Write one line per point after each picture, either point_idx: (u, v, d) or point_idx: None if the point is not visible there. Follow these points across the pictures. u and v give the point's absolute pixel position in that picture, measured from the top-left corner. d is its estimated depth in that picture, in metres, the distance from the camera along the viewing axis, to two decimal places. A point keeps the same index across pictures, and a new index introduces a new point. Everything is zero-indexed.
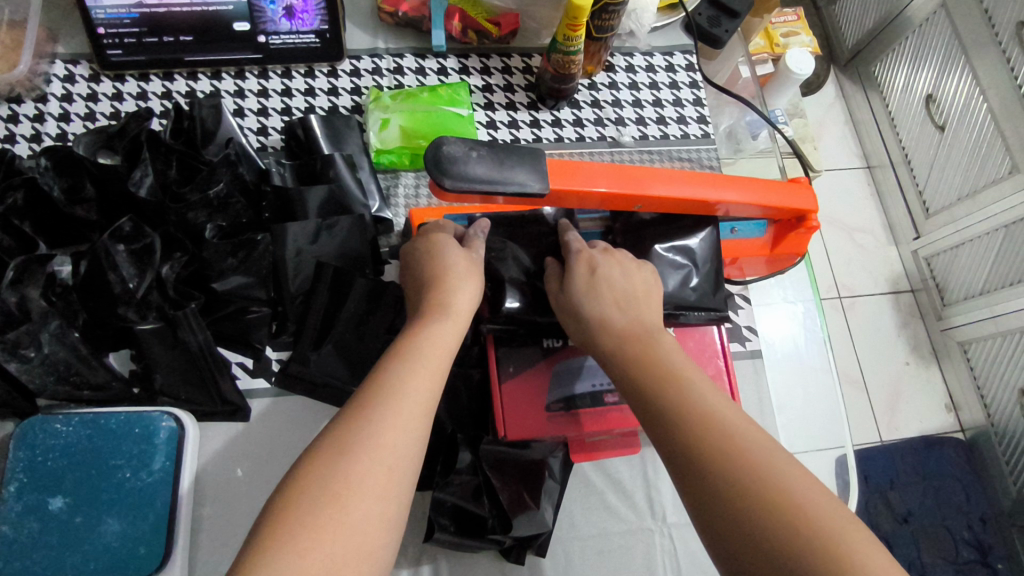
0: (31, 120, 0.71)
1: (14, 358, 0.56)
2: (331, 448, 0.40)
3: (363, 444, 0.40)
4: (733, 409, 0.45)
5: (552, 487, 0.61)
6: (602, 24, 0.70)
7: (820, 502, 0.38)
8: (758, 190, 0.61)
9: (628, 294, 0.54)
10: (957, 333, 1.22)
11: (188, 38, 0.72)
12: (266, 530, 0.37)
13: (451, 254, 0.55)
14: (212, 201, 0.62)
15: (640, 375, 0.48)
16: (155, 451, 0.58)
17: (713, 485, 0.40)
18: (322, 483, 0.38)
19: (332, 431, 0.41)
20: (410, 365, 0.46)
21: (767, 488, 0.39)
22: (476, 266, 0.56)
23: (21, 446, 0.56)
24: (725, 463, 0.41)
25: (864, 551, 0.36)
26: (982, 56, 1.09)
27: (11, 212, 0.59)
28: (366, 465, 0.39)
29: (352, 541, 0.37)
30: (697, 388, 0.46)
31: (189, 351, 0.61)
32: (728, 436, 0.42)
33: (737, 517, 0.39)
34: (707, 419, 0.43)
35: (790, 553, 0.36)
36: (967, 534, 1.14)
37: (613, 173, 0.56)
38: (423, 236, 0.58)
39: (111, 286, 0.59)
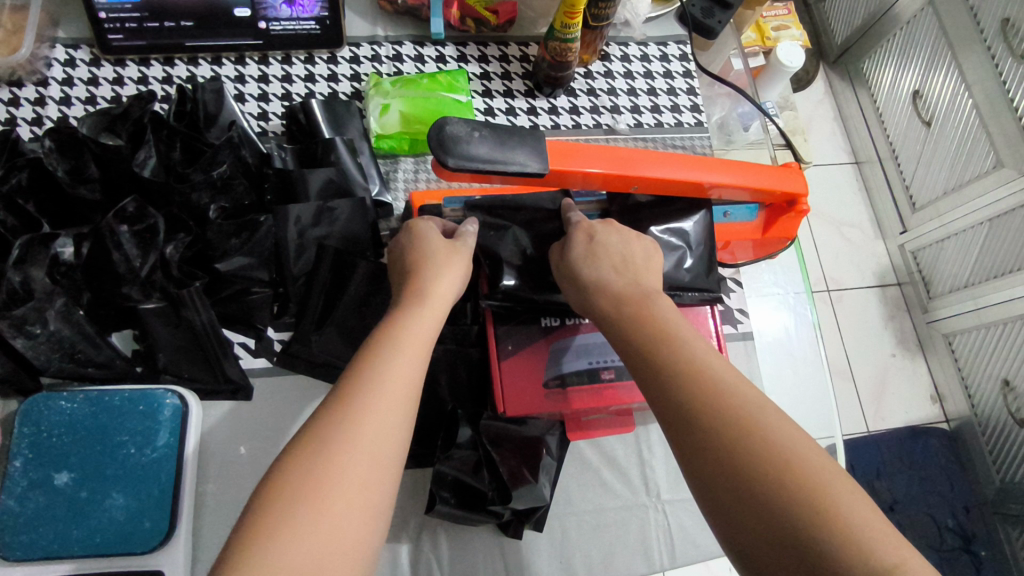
0: (32, 103, 0.71)
1: (21, 334, 0.56)
2: (312, 439, 0.40)
3: (348, 430, 0.41)
4: (725, 367, 0.46)
5: (549, 464, 0.63)
6: (599, 13, 0.71)
7: (809, 457, 0.40)
8: (749, 172, 0.63)
9: (625, 261, 0.56)
10: (942, 325, 1.25)
11: (189, 24, 0.72)
12: (251, 521, 0.37)
13: (432, 245, 0.56)
14: (215, 181, 0.63)
15: (635, 336, 0.50)
16: (159, 427, 0.59)
17: (707, 443, 0.42)
18: (307, 472, 0.39)
19: (316, 419, 0.42)
20: (389, 350, 0.46)
21: (759, 444, 0.41)
22: (457, 257, 0.56)
23: (26, 423, 0.57)
24: (716, 424, 0.42)
25: (851, 500, 0.38)
26: (967, 54, 1.12)
27: (15, 193, 0.60)
28: (351, 451, 0.40)
29: (338, 531, 0.37)
30: (688, 347, 0.48)
31: (193, 329, 0.62)
32: (719, 395, 0.44)
33: (730, 472, 0.40)
34: (699, 379, 0.45)
35: (783, 503, 0.38)
36: (951, 521, 1.16)
37: (610, 156, 0.58)
38: (405, 229, 0.58)
39: (116, 265, 0.59)
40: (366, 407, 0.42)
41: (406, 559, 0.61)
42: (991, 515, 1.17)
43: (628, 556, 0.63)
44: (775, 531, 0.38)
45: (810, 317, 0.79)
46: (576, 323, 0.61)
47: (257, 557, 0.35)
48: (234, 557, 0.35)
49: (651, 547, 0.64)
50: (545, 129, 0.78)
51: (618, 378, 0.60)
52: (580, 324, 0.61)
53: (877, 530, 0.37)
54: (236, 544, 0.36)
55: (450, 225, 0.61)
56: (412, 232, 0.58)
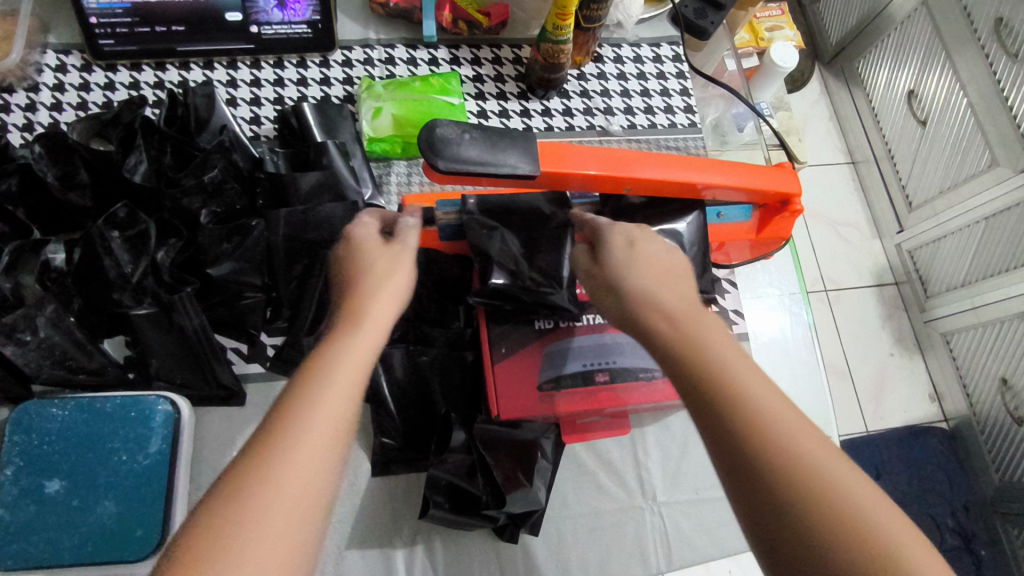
0: (23, 109, 0.71)
1: (11, 341, 0.56)
2: (250, 473, 0.36)
3: (290, 459, 0.37)
4: (750, 368, 0.42)
5: (544, 467, 0.62)
6: (591, 14, 0.71)
7: (839, 474, 0.37)
8: (743, 173, 0.63)
9: (663, 270, 0.52)
10: (940, 325, 1.26)
11: (180, 28, 0.72)
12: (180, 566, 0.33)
13: (374, 254, 0.53)
14: (206, 186, 0.62)
15: (690, 360, 0.43)
16: (151, 433, 0.58)
17: (732, 456, 0.38)
18: (245, 512, 0.35)
19: (252, 449, 0.38)
20: (333, 367, 0.42)
21: (786, 459, 0.37)
22: (400, 260, 0.54)
23: (17, 431, 0.57)
24: (741, 435, 0.39)
25: (883, 524, 0.35)
26: (962, 52, 1.12)
27: (6, 199, 0.60)
28: (293, 482, 0.36)
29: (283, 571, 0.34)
30: (711, 347, 0.44)
31: (185, 336, 0.60)
32: (744, 404, 0.40)
33: (756, 490, 0.37)
34: (723, 384, 0.41)
35: (815, 525, 0.35)
36: (951, 521, 1.16)
37: (602, 157, 0.58)
38: (342, 240, 0.56)
39: (106, 271, 0.59)
40: (310, 433, 0.38)
41: (400, 565, 0.60)
42: (991, 514, 1.16)
43: (624, 558, 0.63)
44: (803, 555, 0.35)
45: (805, 317, 0.79)
46: (569, 325, 0.61)
47: None
48: None
49: (647, 550, 0.63)
50: (538, 131, 0.78)
51: (613, 380, 0.60)
52: (574, 327, 0.61)
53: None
54: None
55: (390, 215, 0.60)
56: (352, 237, 0.55)
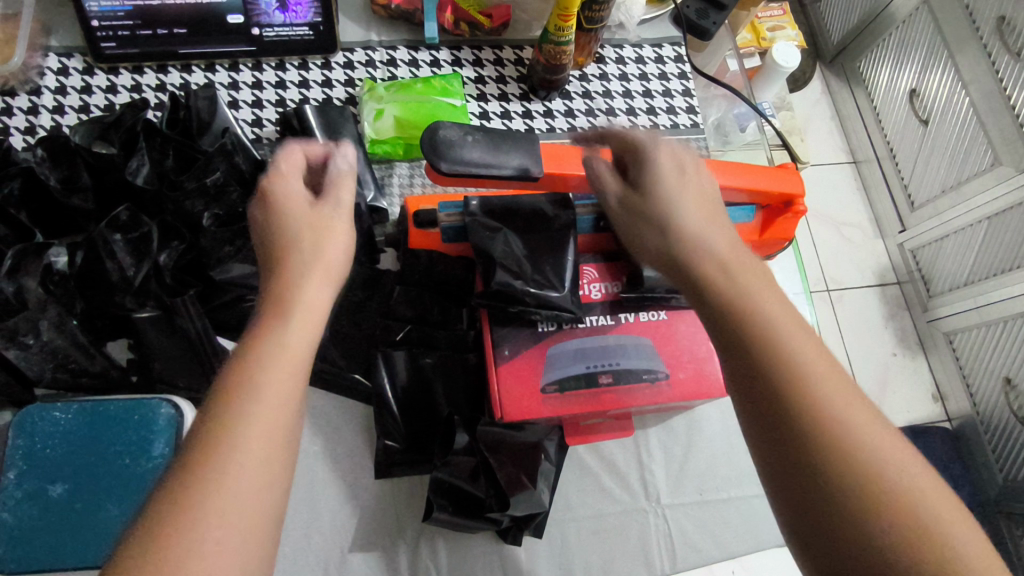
0: (25, 112, 0.71)
1: (13, 344, 0.56)
2: (181, 493, 0.33)
3: (224, 472, 0.34)
4: (801, 331, 0.40)
5: (548, 470, 0.62)
6: (593, 15, 0.71)
7: (888, 447, 0.36)
8: (746, 175, 0.63)
9: (705, 203, 0.49)
10: (943, 324, 1.25)
11: (181, 31, 0.72)
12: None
13: (299, 221, 0.47)
14: (209, 188, 0.62)
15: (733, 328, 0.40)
16: (154, 437, 0.58)
17: (777, 425, 0.37)
18: (178, 536, 0.32)
19: (180, 465, 0.34)
20: (264, 363, 0.39)
21: (833, 429, 0.36)
22: (331, 225, 0.48)
23: (20, 434, 0.57)
24: (789, 403, 0.37)
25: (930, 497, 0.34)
26: (964, 51, 1.11)
27: (8, 202, 0.60)
28: (230, 497, 0.34)
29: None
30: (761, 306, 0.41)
31: (188, 338, 0.60)
32: (794, 372, 0.38)
33: (803, 474, 0.36)
34: (772, 349, 0.39)
35: (856, 510, 0.34)
36: None
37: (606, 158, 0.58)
38: (258, 199, 0.50)
39: (108, 274, 0.59)
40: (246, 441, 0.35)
41: (403, 567, 0.60)
42: (995, 514, 1.16)
43: (629, 561, 0.63)
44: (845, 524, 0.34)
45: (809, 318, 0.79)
46: (572, 327, 0.61)
47: None
48: None
49: (651, 552, 0.63)
50: (540, 132, 0.78)
51: (616, 381, 0.60)
52: (575, 329, 0.61)
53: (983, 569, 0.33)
54: None
55: (317, 151, 0.54)
56: (273, 198, 0.49)
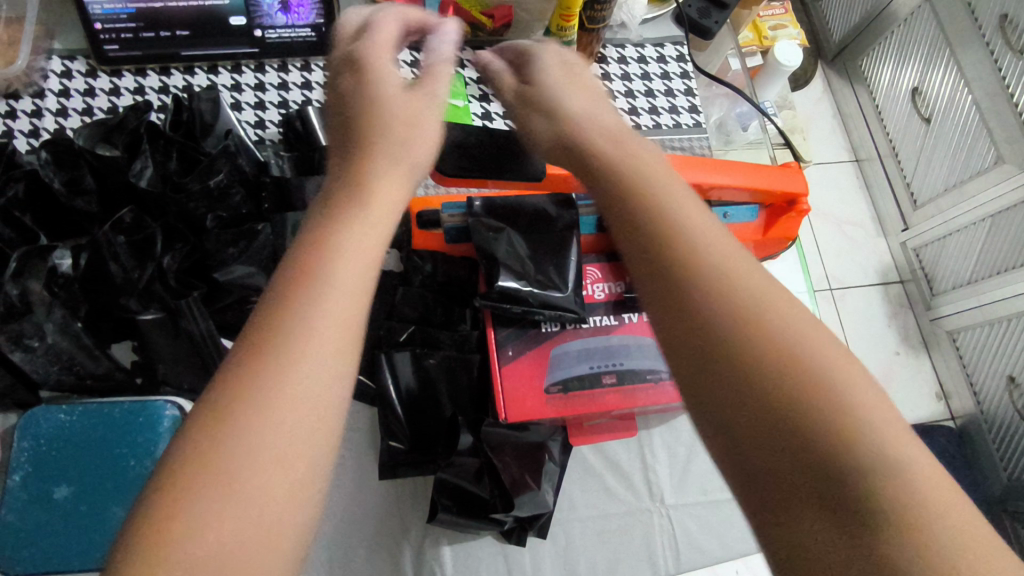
0: (29, 115, 0.72)
1: (18, 347, 0.56)
2: (206, 430, 0.30)
3: (262, 405, 0.31)
4: (742, 269, 0.37)
5: (552, 470, 0.62)
6: (596, 15, 0.71)
7: (883, 426, 0.31)
8: (748, 173, 0.63)
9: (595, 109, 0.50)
10: (945, 322, 1.25)
11: (184, 33, 0.73)
12: (136, 546, 0.27)
13: (387, 106, 0.45)
14: (212, 191, 0.62)
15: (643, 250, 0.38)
16: (158, 439, 0.58)
17: (701, 354, 0.34)
18: (205, 475, 0.29)
19: (229, 385, 0.32)
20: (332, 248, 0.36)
21: (787, 365, 0.32)
22: (420, 113, 0.46)
23: (25, 436, 0.57)
24: (735, 348, 0.33)
25: (929, 482, 0.29)
26: (965, 49, 1.11)
27: (12, 204, 0.60)
28: (269, 432, 0.30)
29: (261, 535, 0.29)
30: (733, 269, 0.36)
31: (192, 339, 0.60)
32: (708, 293, 0.35)
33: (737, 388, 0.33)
34: (745, 317, 0.34)
35: (801, 413, 0.31)
36: None
37: None
38: (348, 67, 0.47)
39: (112, 276, 0.59)
40: (282, 370, 0.32)
41: (408, 567, 0.60)
42: (999, 512, 1.15)
43: (633, 561, 0.63)
44: (827, 510, 0.29)
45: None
46: (575, 328, 0.61)
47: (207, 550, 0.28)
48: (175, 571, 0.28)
49: (655, 552, 0.63)
50: None
51: (620, 382, 0.60)
52: (578, 330, 0.61)
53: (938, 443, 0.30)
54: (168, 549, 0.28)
55: (416, 21, 0.52)
56: (365, 66, 0.46)
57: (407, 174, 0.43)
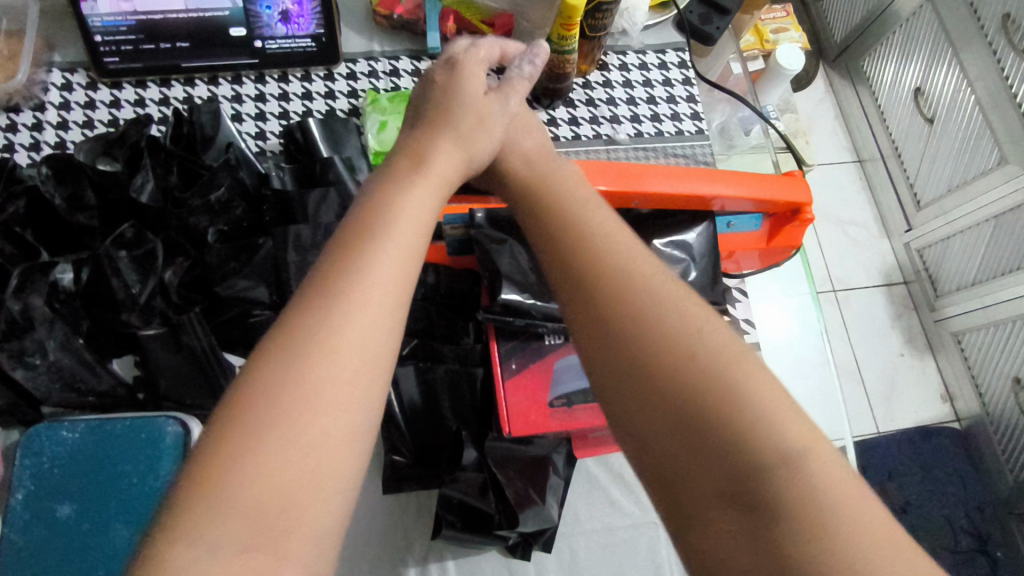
0: (29, 129, 0.71)
1: (20, 365, 0.56)
2: (274, 360, 0.34)
3: (318, 346, 0.34)
4: (671, 297, 0.40)
5: (556, 483, 0.62)
6: (596, 24, 0.71)
7: (783, 419, 0.34)
8: (751, 184, 0.63)
9: (540, 159, 0.56)
10: (950, 324, 1.24)
11: (184, 45, 0.72)
12: (206, 457, 0.31)
13: (465, 106, 0.56)
14: (213, 205, 0.62)
15: (581, 278, 0.42)
16: (160, 456, 0.58)
17: (629, 374, 0.37)
18: (266, 401, 0.33)
19: (284, 324, 0.36)
20: (390, 218, 0.41)
21: (707, 392, 0.35)
22: (489, 119, 0.56)
23: (27, 455, 0.57)
24: (660, 373, 0.36)
25: (824, 468, 0.33)
26: (968, 49, 1.11)
27: (13, 221, 0.60)
28: (324, 370, 0.34)
29: (312, 461, 0.32)
30: (643, 286, 0.40)
31: (193, 354, 0.60)
32: (642, 320, 0.38)
33: (658, 394, 0.36)
34: (654, 330, 0.38)
35: (712, 427, 0.34)
36: (965, 522, 1.14)
37: (615, 172, 0.60)
38: (449, 75, 0.59)
39: (114, 293, 0.58)
40: (336, 318, 0.35)
41: None
42: (1006, 514, 1.15)
43: None
44: (733, 502, 0.33)
45: (817, 325, 0.79)
46: None
47: (247, 466, 0.31)
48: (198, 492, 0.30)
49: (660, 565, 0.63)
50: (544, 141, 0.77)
51: None
52: None
53: (826, 472, 0.33)
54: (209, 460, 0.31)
55: (512, 49, 0.64)
56: (459, 71, 0.59)
57: (457, 168, 0.51)
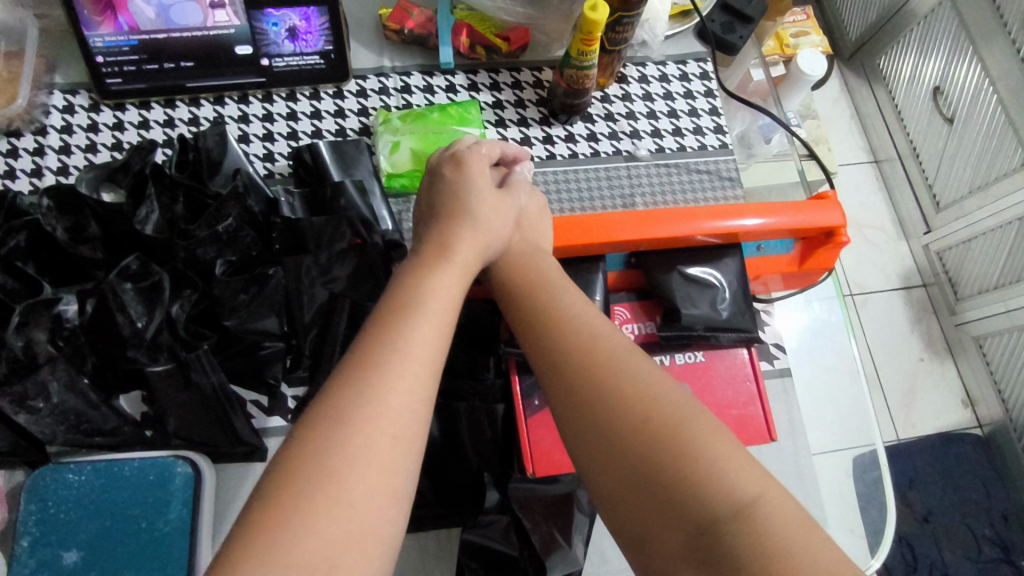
0: (30, 154, 0.69)
1: (23, 409, 0.53)
2: (322, 419, 0.36)
3: (363, 409, 0.36)
4: (642, 366, 0.43)
5: (581, 521, 0.57)
6: (616, 37, 0.68)
7: (737, 467, 0.37)
8: (771, 215, 0.60)
9: (534, 248, 0.56)
10: (972, 328, 1.20)
11: (188, 64, 0.70)
12: (254, 517, 0.32)
13: (477, 201, 0.55)
14: (221, 235, 0.60)
15: (561, 349, 0.45)
16: (171, 498, 0.56)
17: (602, 436, 0.40)
18: (314, 462, 0.34)
19: (329, 388, 0.38)
20: (423, 293, 0.45)
21: (670, 451, 0.38)
22: (502, 209, 0.57)
23: (32, 499, 0.55)
24: (630, 433, 0.40)
25: (776, 513, 0.36)
26: (990, 46, 1.07)
27: (13, 254, 0.58)
28: (364, 435, 0.35)
29: (354, 524, 0.33)
30: (610, 353, 0.44)
31: (202, 393, 0.57)
32: (615, 385, 0.42)
33: (627, 455, 0.39)
34: (622, 394, 0.41)
35: (675, 484, 0.37)
36: (989, 531, 1.10)
37: (623, 219, 0.59)
38: (454, 164, 0.58)
39: (119, 328, 0.56)
40: (380, 389, 0.37)
41: None
42: None
43: None
44: (698, 556, 0.35)
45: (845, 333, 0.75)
46: None
47: (295, 522, 0.32)
48: (247, 549, 0.31)
49: None
50: (562, 159, 0.74)
51: None
52: None
53: (782, 520, 0.35)
54: (261, 517, 0.32)
55: (512, 150, 0.64)
56: (465, 168, 0.58)
57: (481, 251, 0.53)
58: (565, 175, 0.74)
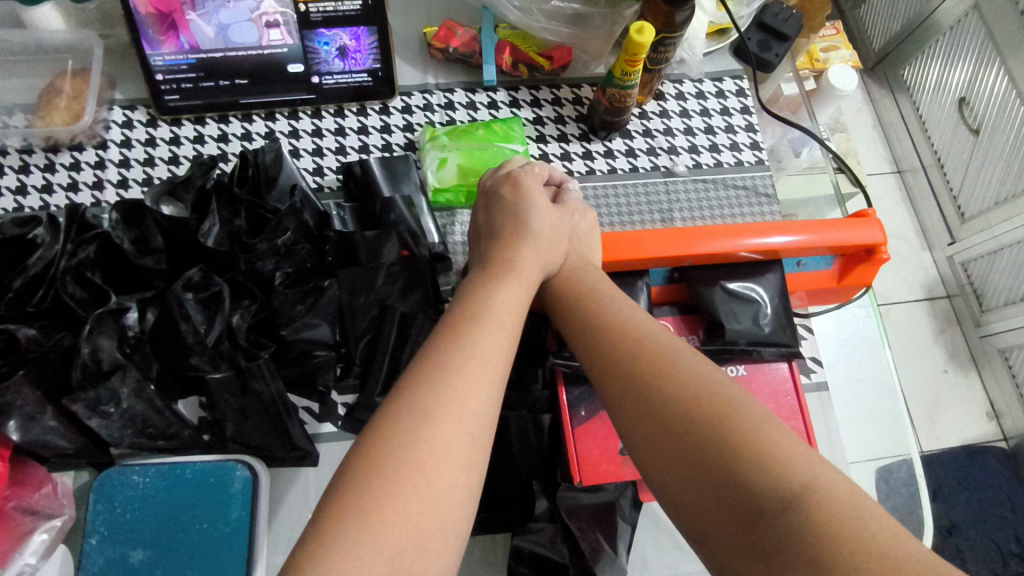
0: (92, 166, 0.72)
1: (96, 414, 0.56)
2: (398, 411, 0.38)
3: (437, 405, 0.38)
4: (695, 363, 0.45)
5: (625, 529, 0.59)
6: (658, 57, 0.70)
7: (794, 457, 0.38)
8: (812, 229, 0.62)
9: (585, 262, 0.58)
10: (997, 340, 1.20)
11: (243, 81, 0.72)
12: (338, 499, 0.34)
13: (537, 218, 0.58)
14: (280, 248, 0.62)
15: (616, 352, 0.47)
16: (231, 500, 0.58)
17: (659, 430, 0.42)
18: (394, 449, 0.36)
19: (404, 384, 0.40)
20: (490, 304, 0.47)
21: (727, 441, 0.39)
22: (559, 228, 0.59)
23: (101, 499, 0.57)
24: (688, 427, 0.41)
25: (834, 496, 0.36)
26: (1016, 56, 1.07)
27: (82, 265, 0.60)
28: (440, 428, 0.37)
29: (432, 511, 0.35)
30: (663, 355, 0.45)
31: (261, 401, 0.59)
32: (670, 380, 0.43)
33: (685, 447, 0.40)
34: (678, 390, 0.43)
35: (732, 472, 0.38)
36: (1015, 546, 1.08)
37: (667, 233, 0.61)
38: (509, 181, 0.61)
39: (184, 337, 0.58)
40: (455, 390, 0.39)
41: None
42: None
43: None
44: (754, 539, 0.36)
45: (880, 343, 0.76)
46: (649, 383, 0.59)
47: (375, 504, 0.34)
48: (332, 526, 0.33)
49: None
50: (601, 173, 0.76)
51: None
52: None
53: (840, 502, 0.36)
54: (343, 498, 0.34)
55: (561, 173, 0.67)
56: (521, 187, 0.60)
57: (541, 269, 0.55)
58: (605, 190, 0.75)
